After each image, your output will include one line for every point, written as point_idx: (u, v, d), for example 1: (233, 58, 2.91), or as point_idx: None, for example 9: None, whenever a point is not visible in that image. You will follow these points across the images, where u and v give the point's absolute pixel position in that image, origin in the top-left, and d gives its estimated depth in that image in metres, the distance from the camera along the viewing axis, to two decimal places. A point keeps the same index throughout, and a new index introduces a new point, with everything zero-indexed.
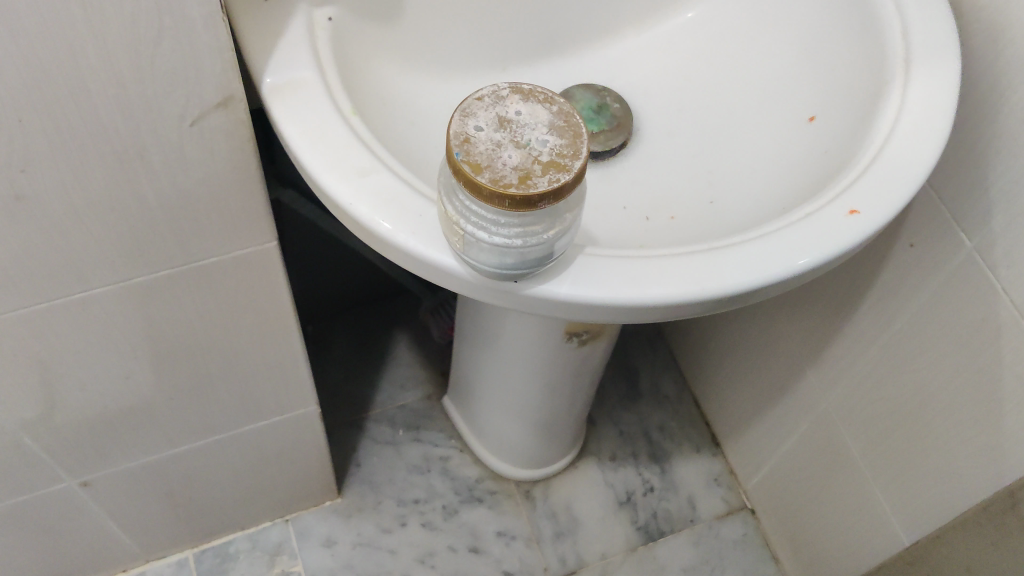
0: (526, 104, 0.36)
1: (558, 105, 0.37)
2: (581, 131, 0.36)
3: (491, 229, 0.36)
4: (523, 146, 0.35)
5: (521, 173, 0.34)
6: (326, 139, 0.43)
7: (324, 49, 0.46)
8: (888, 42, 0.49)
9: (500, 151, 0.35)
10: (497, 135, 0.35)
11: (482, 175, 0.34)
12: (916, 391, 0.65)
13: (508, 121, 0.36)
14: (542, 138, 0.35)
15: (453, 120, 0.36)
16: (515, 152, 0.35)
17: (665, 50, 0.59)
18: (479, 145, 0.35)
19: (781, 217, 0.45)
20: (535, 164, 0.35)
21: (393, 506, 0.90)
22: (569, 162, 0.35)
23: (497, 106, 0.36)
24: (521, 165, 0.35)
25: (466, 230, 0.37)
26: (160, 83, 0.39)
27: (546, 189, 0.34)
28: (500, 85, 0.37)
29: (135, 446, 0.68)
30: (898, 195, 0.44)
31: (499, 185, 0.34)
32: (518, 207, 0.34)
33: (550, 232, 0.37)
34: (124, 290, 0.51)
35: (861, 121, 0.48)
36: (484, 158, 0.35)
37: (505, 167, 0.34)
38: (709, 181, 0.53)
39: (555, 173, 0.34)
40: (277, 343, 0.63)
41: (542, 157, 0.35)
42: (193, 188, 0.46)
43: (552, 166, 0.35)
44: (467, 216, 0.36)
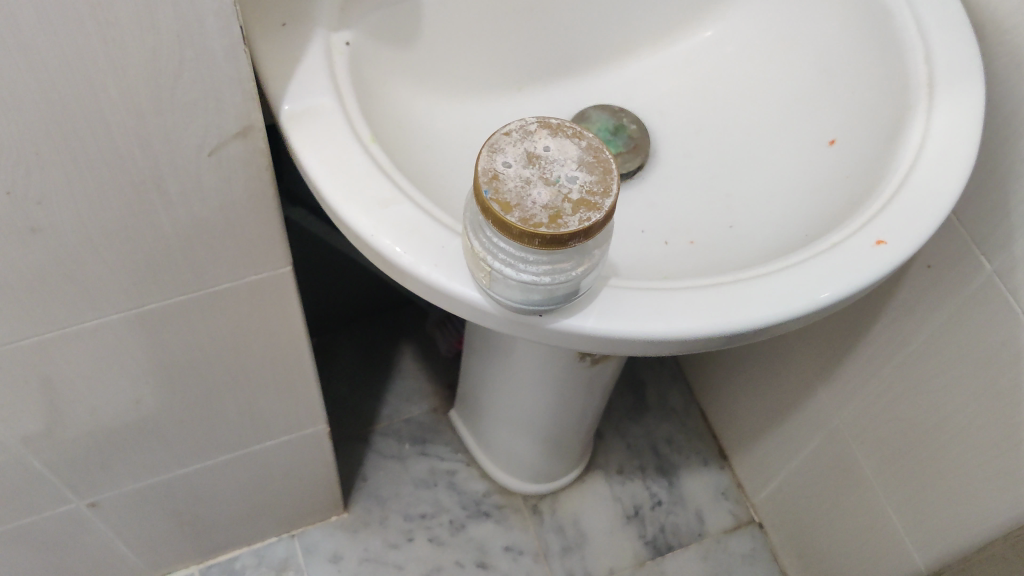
0: (554, 139, 0.36)
1: (588, 140, 0.36)
2: (611, 168, 0.35)
3: (519, 267, 0.35)
4: (553, 184, 0.35)
5: (551, 212, 0.34)
6: (345, 168, 0.42)
7: (342, 75, 0.45)
8: (911, 67, 0.48)
9: (529, 189, 0.34)
10: (526, 172, 0.35)
11: (512, 214, 0.34)
12: (933, 412, 0.64)
13: (537, 157, 0.35)
14: (572, 175, 0.35)
15: (481, 156, 0.35)
16: (544, 189, 0.34)
17: (682, 70, 0.58)
18: (509, 183, 0.34)
19: (807, 246, 0.44)
20: (565, 202, 0.34)
21: (400, 521, 0.90)
22: (600, 202, 0.34)
23: (525, 142, 0.36)
24: (551, 204, 0.34)
25: (492, 267, 0.36)
26: (179, 114, 0.39)
27: (577, 228, 0.34)
28: (528, 119, 0.36)
29: (143, 467, 0.67)
30: (925, 225, 0.43)
31: (529, 225, 0.33)
32: (548, 247, 0.34)
33: (578, 269, 0.36)
34: (136, 317, 0.51)
35: (884, 148, 0.48)
36: (514, 196, 0.34)
37: (535, 205, 0.34)
38: (727, 205, 0.53)
39: (585, 211, 0.34)
40: (288, 364, 0.62)
41: (572, 195, 0.34)
42: (209, 216, 0.45)
43: (583, 205, 0.34)
44: (494, 253, 0.36)
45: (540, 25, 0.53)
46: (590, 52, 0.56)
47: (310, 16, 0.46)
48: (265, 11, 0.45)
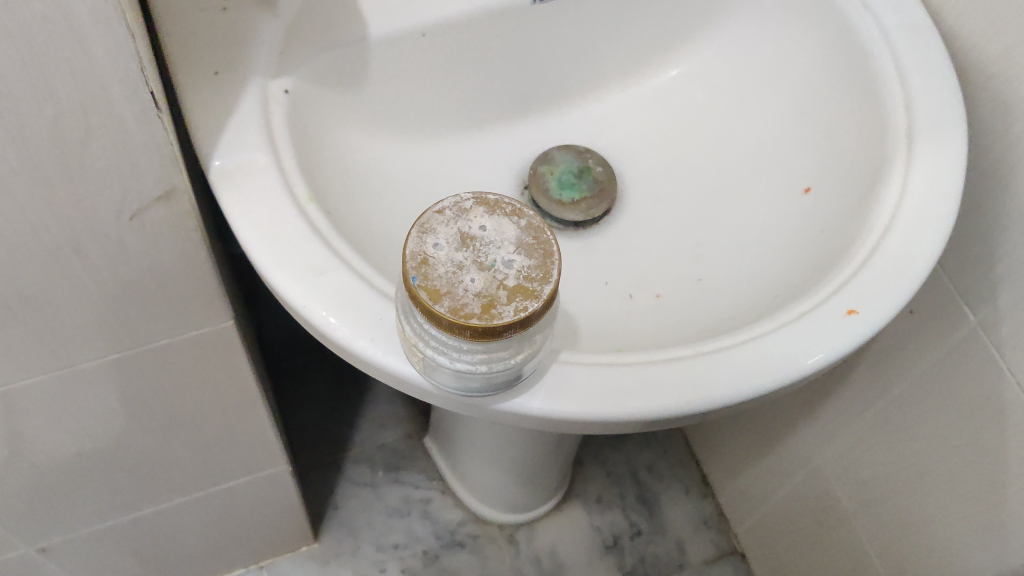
0: (490, 218, 0.33)
1: (527, 219, 0.33)
2: (551, 250, 0.32)
3: (453, 355, 0.33)
4: (487, 269, 0.32)
5: (484, 301, 0.31)
6: (277, 232, 0.39)
7: (279, 127, 0.43)
8: (889, 115, 0.45)
9: (461, 274, 0.31)
10: (458, 255, 0.32)
11: (441, 303, 0.31)
12: (916, 459, 0.62)
13: (471, 238, 0.32)
14: (508, 258, 0.32)
15: (410, 238, 0.32)
16: (478, 275, 0.32)
17: (652, 108, 0.55)
18: (439, 267, 0.32)
19: (775, 314, 0.41)
20: (500, 288, 0.31)
21: (372, 552, 0.88)
22: (539, 288, 0.31)
23: (459, 221, 0.33)
24: (484, 291, 0.31)
25: (426, 353, 0.34)
26: (92, 181, 0.36)
27: (513, 319, 0.31)
28: (463, 195, 0.34)
29: (95, 512, 0.64)
30: (898, 292, 0.40)
31: (459, 316, 0.31)
32: (482, 338, 0.31)
33: (517, 358, 0.33)
34: (70, 375, 0.48)
35: (860, 202, 0.45)
36: (444, 283, 0.31)
37: (466, 293, 0.31)
38: (696, 256, 0.50)
39: (522, 299, 0.31)
40: (242, 411, 0.60)
41: (508, 281, 0.32)
42: (137, 279, 0.42)
43: (519, 292, 0.31)
44: (427, 339, 0.33)
45: (499, 65, 0.50)
46: (553, 90, 0.53)
47: (245, 66, 0.43)
48: (196, 60, 0.42)
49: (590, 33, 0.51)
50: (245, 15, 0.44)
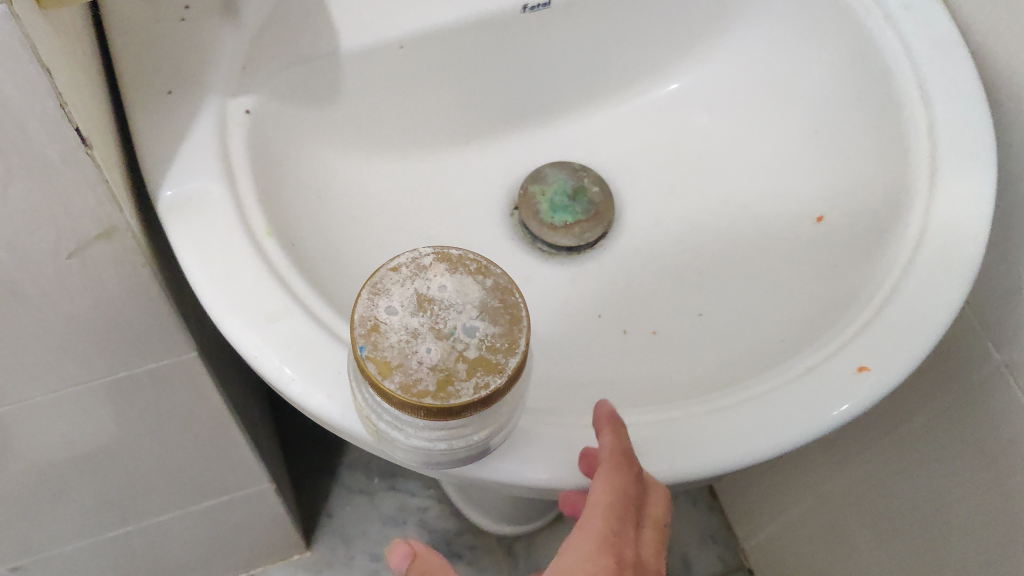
0: (451, 275, 0.29)
1: (494, 277, 0.30)
2: (520, 315, 0.29)
3: (408, 431, 0.29)
4: (446, 336, 0.28)
5: (440, 375, 0.27)
6: (230, 274, 0.36)
7: (239, 152, 0.39)
8: (911, 142, 0.41)
9: (415, 343, 0.28)
10: (414, 320, 0.28)
11: (391, 378, 0.27)
12: (931, 496, 0.58)
13: (429, 300, 0.29)
14: (470, 324, 0.28)
15: (360, 300, 0.29)
16: (434, 344, 0.28)
17: (654, 121, 0.51)
18: (391, 335, 0.28)
19: (778, 368, 0.38)
20: (459, 361, 0.28)
21: (365, 561, 0.85)
22: (502, 362, 0.28)
23: (416, 280, 0.29)
24: (441, 363, 0.28)
25: (380, 425, 0.30)
26: (20, 222, 0.32)
27: (471, 399, 0.27)
28: (422, 249, 0.30)
29: (69, 533, 0.62)
30: (915, 345, 0.36)
31: (411, 395, 0.27)
32: (437, 417, 0.28)
33: (481, 433, 0.30)
34: (23, 410, 0.45)
35: (877, 239, 0.41)
36: (395, 354, 0.28)
37: (420, 366, 0.28)
38: (697, 287, 0.46)
39: (483, 375, 0.27)
40: (218, 435, 0.57)
41: (468, 351, 0.28)
42: (84, 316, 0.39)
43: (481, 365, 0.28)
44: (379, 411, 0.29)
45: (486, 76, 0.46)
46: (546, 102, 0.49)
47: (202, 83, 0.39)
48: (147, 77, 0.39)
49: (585, 42, 0.46)
50: (204, 25, 0.40)
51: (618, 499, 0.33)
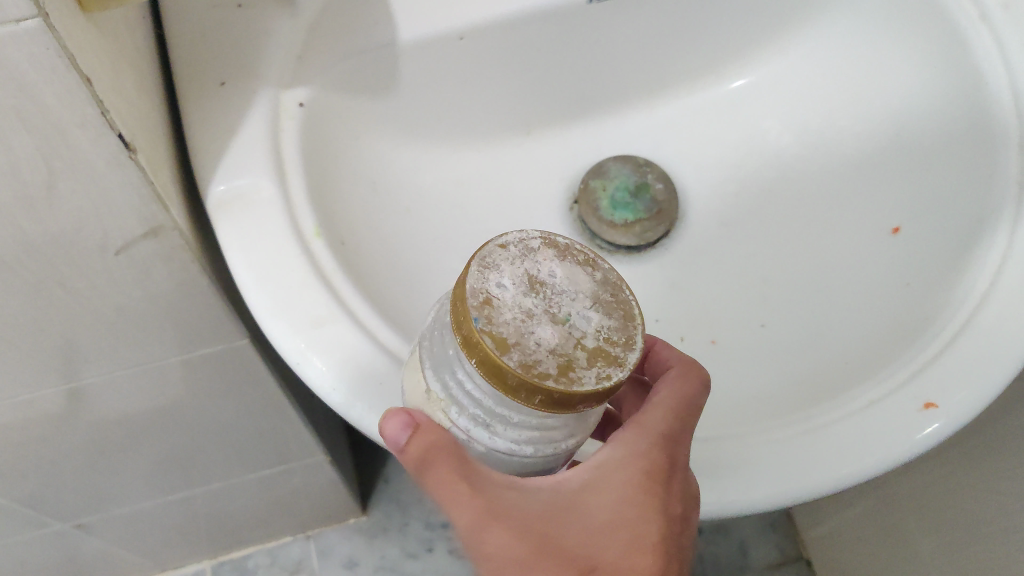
0: (561, 263, 0.27)
1: (602, 271, 0.28)
2: (633, 311, 0.27)
3: (495, 429, 0.27)
4: (561, 322, 0.26)
5: (560, 360, 0.25)
6: (276, 276, 0.35)
7: (291, 146, 0.38)
8: (1002, 157, 0.38)
9: (532, 324, 0.25)
10: (527, 301, 0.26)
11: (509, 355, 0.24)
12: (1000, 514, 0.55)
13: (540, 284, 0.26)
14: (585, 313, 0.26)
15: (469, 272, 0.26)
16: (551, 327, 0.25)
17: (724, 114, 0.48)
18: (505, 312, 0.25)
19: (839, 398, 0.36)
20: (578, 348, 0.25)
21: (420, 529, 0.86)
22: (621, 355, 0.26)
23: (525, 261, 0.27)
24: (560, 348, 0.25)
25: (455, 421, 0.28)
26: (65, 221, 0.32)
27: (593, 389, 0.25)
28: (529, 232, 0.28)
29: (129, 497, 0.63)
30: (989, 385, 0.34)
31: (531, 374, 0.24)
32: (550, 407, 0.25)
33: (565, 439, 0.28)
34: (79, 388, 0.46)
35: (957, 259, 0.38)
36: (512, 331, 0.25)
37: (539, 348, 0.25)
38: (762, 296, 0.44)
39: (604, 366, 0.25)
40: (273, 413, 0.57)
41: (586, 340, 0.26)
42: (133, 306, 0.39)
43: (600, 356, 0.25)
44: (463, 405, 0.27)
45: (550, 66, 0.44)
46: (612, 93, 0.48)
47: (255, 73, 0.38)
48: (201, 66, 0.38)
49: (657, 33, 0.44)
50: (261, 13, 0.39)
51: (681, 404, 0.33)
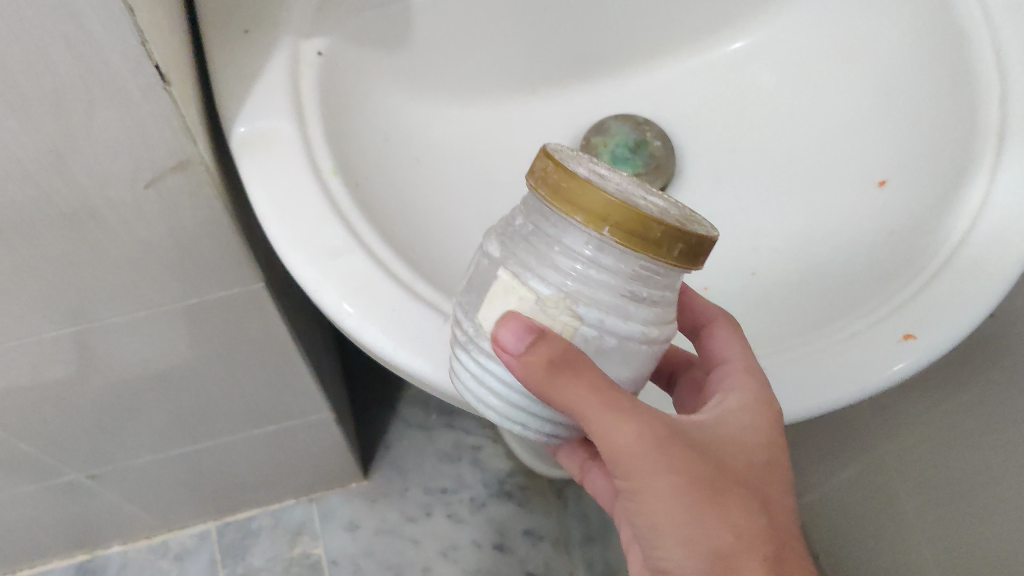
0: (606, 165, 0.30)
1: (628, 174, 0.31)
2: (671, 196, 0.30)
3: (629, 310, 0.28)
4: (648, 198, 0.28)
5: (674, 219, 0.27)
6: (296, 211, 0.37)
7: (309, 91, 0.40)
8: (983, 111, 0.40)
9: (635, 196, 0.27)
10: (615, 184, 0.28)
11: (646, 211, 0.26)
12: (981, 472, 0.57)
13: (608, 176, 0.29)
14: (653, 195, 0.29)
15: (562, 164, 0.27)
16: (648, 200, 0.28)
17: (717, 77, 0.51)
18: (611, 189, 0.27)
19: (824, 331, 0.38)
20: (675, 213, 0.28)
21: (420, 494, 0.89)
22: (698, 214, 0.29)
23: (585, 162, 0.29)
24: (666, 212, 0.28)
25: (586, 318, 0.28)
26: (101, 150, 0.34)
27: (709, 236, 0.28)
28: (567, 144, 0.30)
29: (140, 448, 0.65)
30: (964, 319, 0.36)
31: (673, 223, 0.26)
32: (684, 260, 0.27)
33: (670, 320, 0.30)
34: (99, 328, 0.48)
35: (938, 206, 0.40)
36: (629, 198, 0.27)
37: (655, 210, 0.27)
38: (753, 246, 0.46)
39: (698, 224, 0.28)
40: (283, 365, 0.59)
41: (673, 209, 0.28)
42: (158, 242, 0.41)
43: (690, 219, 0.28)
44: (596, 293, 0.27)
45: (555, 25, 0.47)
46: (614, 54, 0.50)
47: (278, 22, 0.40)
48: (227, 14, 0.40)
49: None
50: None
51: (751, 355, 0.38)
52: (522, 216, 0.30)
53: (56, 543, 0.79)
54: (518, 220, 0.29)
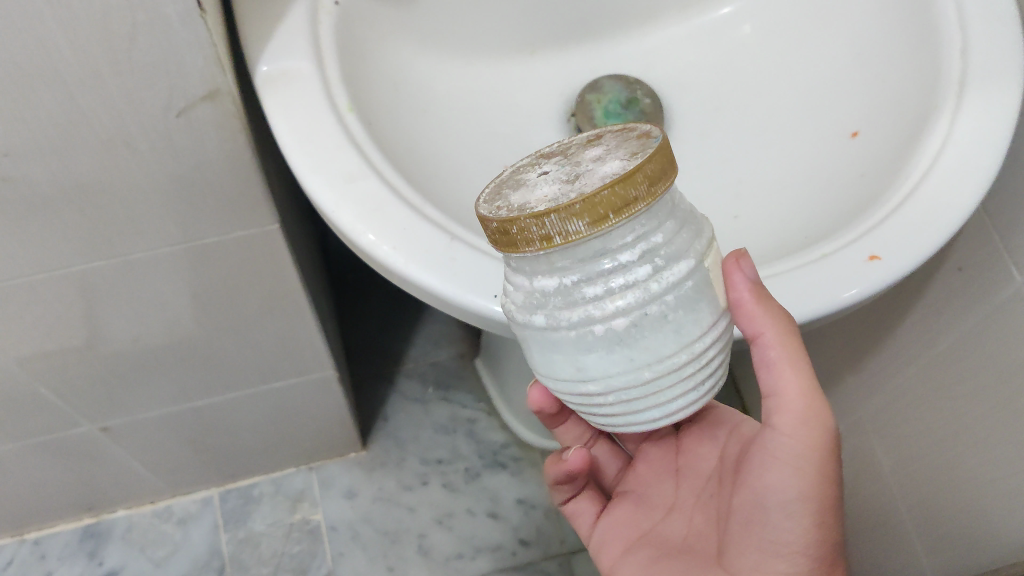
0: (552, 193, 0.28)
1: (497, 210, 0.29)
2: (484, 204, 0.30)
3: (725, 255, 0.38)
4: (570, 159, 0.30)
5: (591, 138, 0.31)
6: (316, 140, 0.40)
7: (326, 36, 0.44)
8: (946, 62, 0.44)
9: (596, 145, 0.30)
10: (597, 155, 0.29)
11: (636, 128, 0.31)
12: (947, 421, 0.60)
13: (580, 173, 0.29)
14: (540, 174, 0.30)
15: (655, 145, 0.29)
16: (594, 149, 0.30)
17: (703, 45, 0.55)
18: (622, 144, 0.30)
19: (799, 254, 0.41)
20: (566, 148, 0.31)
21: (416, 464, 0.91)
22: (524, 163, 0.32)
23: (594, 176, 0.28)
24: (582, 144, 0.31)
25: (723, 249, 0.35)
26: (140, 76, 0.38)
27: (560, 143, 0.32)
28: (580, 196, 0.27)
29: (152, 401, 0.68)
30: (926, 242, 0.39)
31: (620, 126, 0.31)
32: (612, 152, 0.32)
33: None
34: (122, 266, 0.51)
35: (905, 147, 0.44)
36: (621, 137, 0.30)
37: (607, 139, 0.31)
38: (735, 193, 0.50)
39: (544, 154, 0.32)
40: (290, 317, 0.63)
41: (556, 157, 0.31)
42: (185, 175, 0.44)
43: (547, 154, 0.31)
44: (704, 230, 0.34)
45: None
46: (606, 17, 0.54)
47: None
48: None
49: None
50: None
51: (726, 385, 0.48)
52: (646, 257, 0.28)
53: (64, 503, 0.82)
54: (655, 256, 0.29)
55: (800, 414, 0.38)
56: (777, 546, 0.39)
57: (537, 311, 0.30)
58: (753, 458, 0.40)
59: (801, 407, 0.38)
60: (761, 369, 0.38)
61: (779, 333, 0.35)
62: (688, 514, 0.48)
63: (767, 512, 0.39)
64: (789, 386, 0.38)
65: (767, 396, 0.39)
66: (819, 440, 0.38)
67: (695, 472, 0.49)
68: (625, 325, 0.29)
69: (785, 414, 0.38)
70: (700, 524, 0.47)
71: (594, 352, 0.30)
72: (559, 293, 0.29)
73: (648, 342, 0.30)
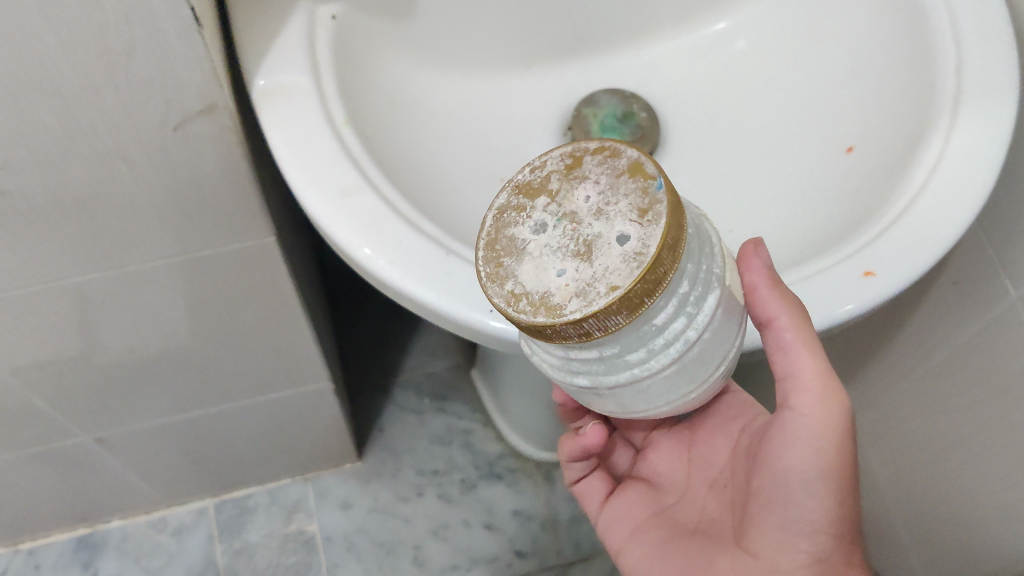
0: (570, 275, 0.27)
1: (516, 301, 0.27)
2: (487, 276, 0.28)
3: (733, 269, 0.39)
4: (565, 210, 0.28)
5: (569, 161, 0.29)
6: (312, 153, 0.40)
7: (324, 50, 0.44)
8: (940, 80, 0.44)
9: (589, 187, 0.28)
10: (599, 209, 0.28)
11: (621, 151, 0.29)
12: (942, 435, 0.61)
13: (589, 241, 0.27)
14: (540, 235, 0.28)
15: (662, 196, 0.27)
16: (586, 191, 0.28)
17: (699, 60, 0.56)
18: (619, 186, 0.28)
19: (794, 268, 0.41)
20: (549, 184, 0.29)
21: (412, 475, 0.91)
22: (504, 204, 0.30)
23: (612, 253, 0.27)
24: (567, 178, 0.29)
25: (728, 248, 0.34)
26: (137, 90, 0.38)
27: (534, 162, 0.30)
28: (611, 289, 0.26)
29: (147, 412, 0.68)
30: (920, 259, 0.39)
31: (598, 144, 0.29)
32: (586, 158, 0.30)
33: None
34: (118, 279, 0.51)
35: (899, 164, 0.44)
36: (610, 170, 0.28)
37: (593, 171, 0.28)
38: (732, 209, 0.50)
39: (526, 188, 0.29)
40: (286, 329, 0.63)
41: (543, 202, 0.29)
42: (181, 188, 0.45)
43: (529, 189, 0.29)
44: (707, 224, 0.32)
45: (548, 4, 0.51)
46: (602, 32, 0.54)
47: None
48: None
49: None
50: None
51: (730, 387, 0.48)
52: (680, 310, 0.28)
53: (59, 514, 0.82)
54: (687, 306, 0.28)
55: (817, 395, 0.37)
56: (800, 525, 0.40)
57: (580, 373, 0.30)
58: (772, 438, 0.40)
59: (818, 388, 0.37)
60: (777, 354, 0.37)
61: (797, 318, 0.35)
62: (700, 500, 0.48)
63: (788, 491, 0.39)
64: (805, 369, 0.37)
65: (782, 378, 0.38)
66: (839, 422, 0.38)
67: (706, 463, 0.49)
68: (669, 369, 0.30)
69: (804, 395, 0.38)
70: (712, 510, 0.47)
71: (636, 391, 0.31)
72: (601, 360, 0.29)
73: (685, 368, 0.31)
